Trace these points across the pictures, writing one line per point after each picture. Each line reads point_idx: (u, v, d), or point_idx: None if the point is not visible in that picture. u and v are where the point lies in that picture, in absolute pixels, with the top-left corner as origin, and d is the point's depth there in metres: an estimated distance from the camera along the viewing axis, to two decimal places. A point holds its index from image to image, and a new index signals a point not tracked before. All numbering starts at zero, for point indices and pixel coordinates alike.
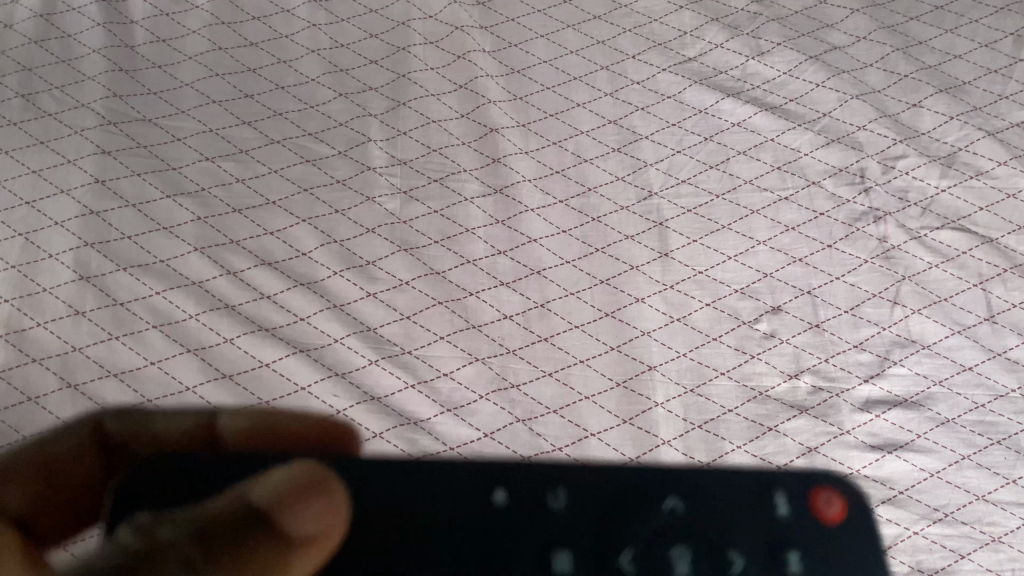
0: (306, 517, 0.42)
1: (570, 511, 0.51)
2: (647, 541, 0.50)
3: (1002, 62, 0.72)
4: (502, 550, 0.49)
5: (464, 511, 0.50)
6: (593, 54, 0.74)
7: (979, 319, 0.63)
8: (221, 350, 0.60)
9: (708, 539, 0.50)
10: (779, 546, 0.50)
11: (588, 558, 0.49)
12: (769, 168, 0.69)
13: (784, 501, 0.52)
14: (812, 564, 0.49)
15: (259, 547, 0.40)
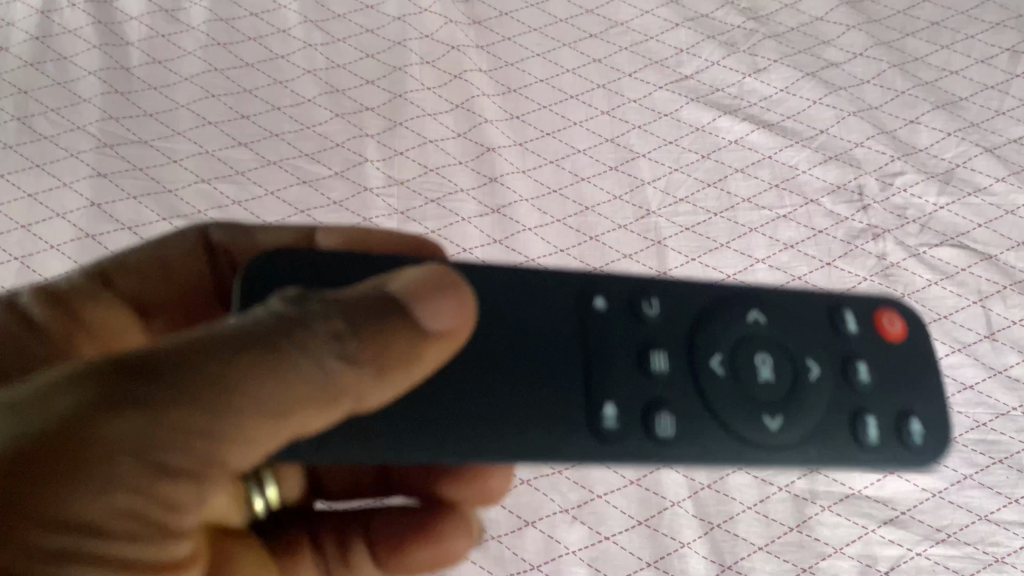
0: (447, 313, 0.29)
1: (666, 319, 0.34)
2: (743, 345, 0.34)
3: (998, 77, 0.71)
4: (570, 361, 0.33)
5: (549, 316, 0.34)
6: (590, 71, 0.74)
7: (979, 336, 0.62)
8: None
9: (801, 339, 0.34)
10: (853, 352, 0.35)
11: (689, 356, 0.33)
12: (766, 186, 0.68)
13: (852, 317, 0.35)
14: (884, 380, 0.34)
15: (398, 342, 0.28)
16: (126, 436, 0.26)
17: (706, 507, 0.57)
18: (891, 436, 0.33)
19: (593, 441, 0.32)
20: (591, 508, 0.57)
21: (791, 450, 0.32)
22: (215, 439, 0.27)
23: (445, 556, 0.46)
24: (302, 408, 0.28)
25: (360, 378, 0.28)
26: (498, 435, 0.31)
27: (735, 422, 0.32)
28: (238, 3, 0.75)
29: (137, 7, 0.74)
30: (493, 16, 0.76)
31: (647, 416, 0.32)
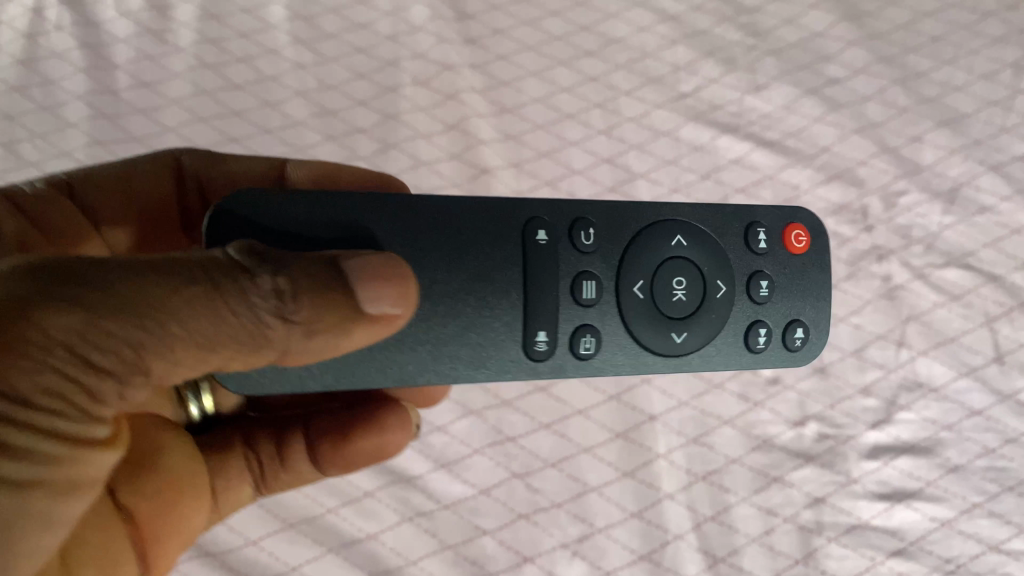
0: (389, 299, 0.30)
1: (601, 249, 0.38)
2: (664, 269, 0.39)
3: (1001, 94, 0.70)
4: (509, 285, 0.37)
5: (493, 242, 0.37)
6: (586, 89, 0.73)
7: (987, 359, 0.61)
8: None
9: (714, 262, 0.39)
10: (758, 266, 0.40)
11: (616, 280, 0.38)
12: (768, 207, 0.67)
13: (763, 234, 0.41)
14: (781, 292, 0.40)
15: (342, 310, 0.29)
16: (64, 328, 0.25)
17: (710, 539, 0.56)
18: (779, 336, 0.40)
19: (529, 367, 0.37)
20: (592, 543, 0.56)
21: (696, 359, 0.39)
22: (143, 345, 0.26)
23: (381, 449, 0.49)
24: (236, 345, 0.28)
25: (292, 336, 0.28)
26: (430, 342, 0.35)
27: (648, 339, 0.38)
28: (226, 23, 0.74)
29: (123, 29, 0.73)
30: (487, 34, 0.74)
31: (576, 340, 0.37)
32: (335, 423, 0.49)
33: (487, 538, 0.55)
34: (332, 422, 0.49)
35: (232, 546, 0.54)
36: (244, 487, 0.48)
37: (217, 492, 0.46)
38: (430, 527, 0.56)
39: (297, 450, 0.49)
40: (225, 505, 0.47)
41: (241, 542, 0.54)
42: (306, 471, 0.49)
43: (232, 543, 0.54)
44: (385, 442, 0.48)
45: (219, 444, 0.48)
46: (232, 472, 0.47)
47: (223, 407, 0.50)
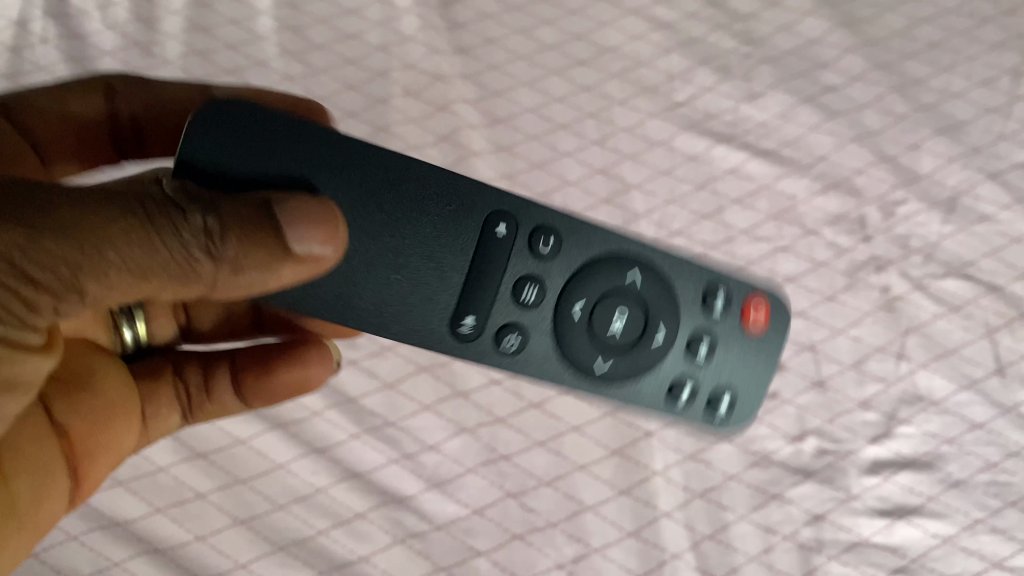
0: (317, 241, 0.34)
1: (560, 260, 0.42)
2: (613, 300, 0.41)
3: (1000, 100, 0.69)
4: (453, 267, 0.40)
5: (445, 214, 0.40)
6: (579, 99, 0.72)
7: (988, 372, 0.60)
8: (197, 426, 0.57)
9: (663, 308, 0.42)
10: (706, 325, 0.43)
11: (563, 296, 0.41)
12: (764, 218, 0.66)
13: (720, 301, 0.43)
14: (720, 359, 0.43)
15: (268, 254, 0.33)
16: (11, 250, 0.30)
17: (708, 558, 0.55)
18: (700, 402, 0.43)
19: (453, 342, 0.41)
20: (588, 564, 0.54)
21: (616, 388, 0.42)
22: (81, 269, 0.31)
23: (302, 383, 0.52)
24: (166, 274, 0.32)
25: (220, 274, 0.33)
26: (359, 289, 0.40)
27: (573, 354, 0.42)
28: (214, 35, 0.73)
29: (110, 43, 0.72)
30: (478, 44, 0.74)
31: (502, 333, 0.41)
32: (259, 356, 0.51)
33: (481, 560, 0.54)
34: (257, 355, 0.52)
35: (221, 570, 0.53)
36: (173, 416, 0.51)
37: (148, 421, 0.49)
38: (422, 549, 0.54)
39: (223, 384, 0.52)
40: (153, 431, 0.50)
41: (231, 567, 0.53)
42: (232, 402, 0.52)
43: (221, 568, 0.53)
44: (305, 378, 0.51)
45: (149, 371, 0.50)
46: (162, 400, 0.50)
47: (155, 333, 0.52)
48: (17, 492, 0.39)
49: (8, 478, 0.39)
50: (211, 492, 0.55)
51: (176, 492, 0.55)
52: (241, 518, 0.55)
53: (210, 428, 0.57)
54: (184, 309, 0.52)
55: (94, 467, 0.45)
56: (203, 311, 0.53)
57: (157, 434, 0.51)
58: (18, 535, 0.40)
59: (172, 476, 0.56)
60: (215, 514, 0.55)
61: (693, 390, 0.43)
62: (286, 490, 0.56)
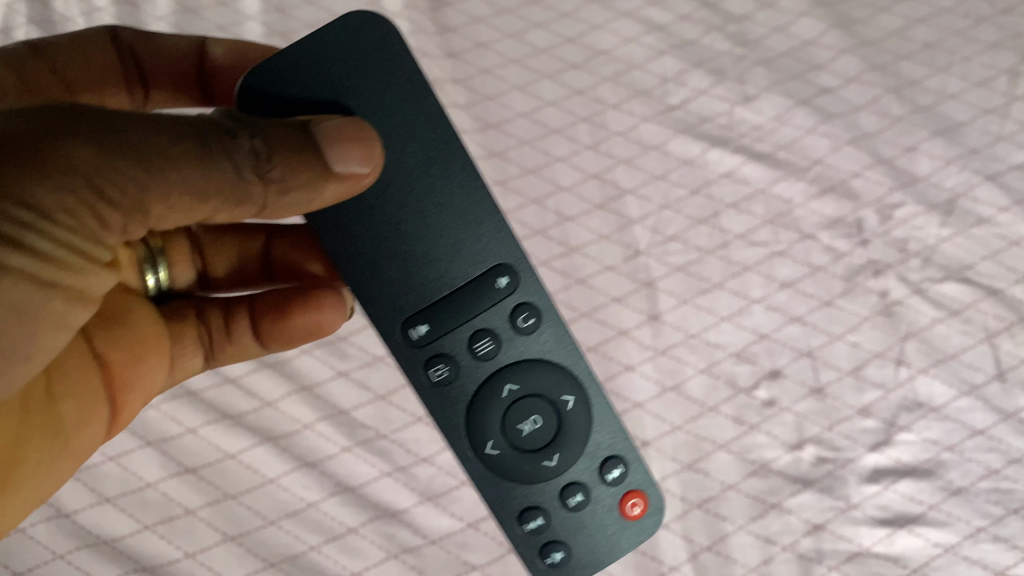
0: (355, 160, 0.40)
1: (534, 340, 0.47)
2: (534, 403, 0.47)
3: (997, 101, 0.69)
4: (437, 282, 0.46)
5: (462, 230, 0.46)
6: (572, 103, 0.71)
7: (988, 377, 0.59)
8: (185, 440, 0.56)
9: (572, 438, 0.47)
10: (589, 485, 0.47)
11: (500, 373, 0.47)
12: (760, 222, 0.65)
13: (615, 472, 0.48)
14: (580, 516, 0.47)
15: (309, 173, 0.39)
16: (86, 160, 0.35)
17: (707, 570, 0.55)
18: (539, 532, 0.47)
19: (399, 342, 0.46)
20: None
21: (491, 470, 0.47)
22: (146, 185, 0.36)
23: (319, 325, 0.53)
24: (221, 197, 0.38)
25: (269, 192, 0.39)
26: (364, 257, 0.45)
27: (475, 418, 0.47)
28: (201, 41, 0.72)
29: None
30: (469, 48, 0.73)
31: (436, 362, 0.46)
32: (277, 299, 0.53)
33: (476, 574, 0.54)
34: (274, 299, 0.53)
35: None
36: (196, 356, 0.53)
37: (174, 362, 0.52)
38: (417, 565, 0.54)
39: (242, 325, 0.54)
40: (180, 371, 0.53)
41: None
42: (252, 345, 0.54)
43: None
44: (322, 320, 0.53)
45: (175, 314, 0.53)
46: (187, 341, 0.53)
47: (175, 281, 0.55)
48: (62, 412, 0.44)
49: (56, 399, 0.44)
50: (200, 508, 0.54)
51: (164, 508, 0.54)
52: (231, 535, 0.54)
53: (198, 442, 0.56)
54: (200, 255, 0.56)
55: (130, 400, 0.48)
56: (217, 258, 0.56)
57: (182, 375, 0.53)
58: (64, 458, 0.45)
59: (158, 491, 0.55)
60: (204, 531, 0.54)
61: (531, 521, 0.47)
62: (276, 506, 0.55)
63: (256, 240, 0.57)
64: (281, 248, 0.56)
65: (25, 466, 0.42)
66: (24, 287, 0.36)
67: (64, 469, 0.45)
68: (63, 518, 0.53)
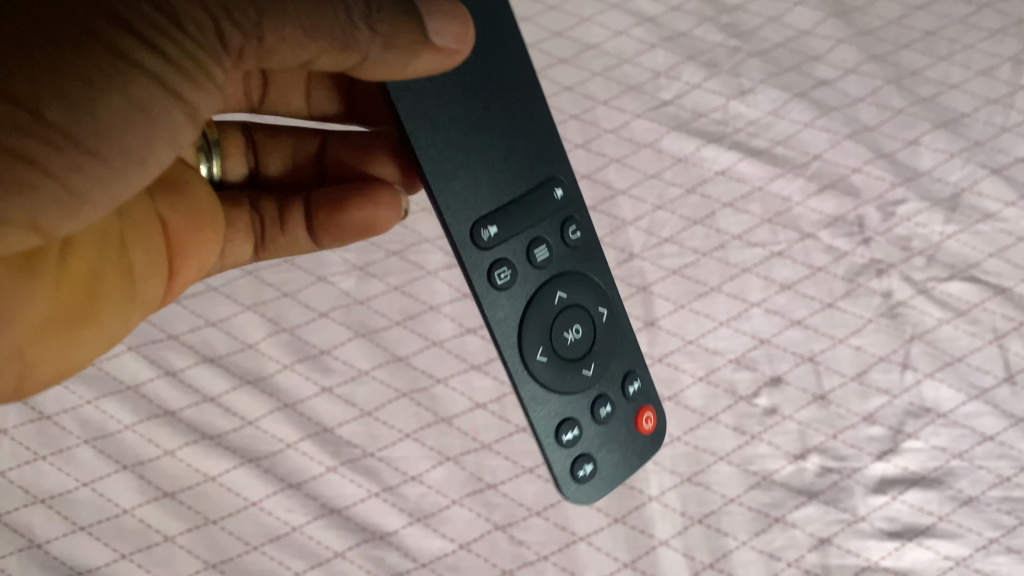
0: (451, 35, 0.36)
1: (577, 254, 0.46)
2: (572, 314, 0.45)
3: (1001, 91, 0.66)
4: (504, 190, 0.43)
5: (530, 145, 0.44)
6: (561, 99, 0.68)
7: (997, 380, 0.57)
8: (163, 463, 0.54)
9: (603, 351, 0.46)
10: (613, 397, 0.46)
11: (550, 280, 0.44)
12: (758, 221, 0.63)
13: (635, 385, 0.46)
14: (608, 430, 0.45)
15: (407, 36, 0.35)
16: None
17: None
18: (574, 446, 0.44)
19: (468, 246, 0.42)
20: None
21: (534, 379, 0.43)
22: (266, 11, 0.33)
23: (374, 221, 0.50)
24: (328, 40, 0.35)
25: (374, 46, 0.35)
26: (437, 135, 0.41)
27: (524, 327, 0.43)
28: None
29: None
30: None
31: (499, 268, 0.43)
32: (333, 193, 0.50)
33: None
34: (331, 193, 0.50)
35: None
36: (245, 245, 0.52)
37: (226, 245, 0.51)
38: None
39: (294, 216, 0.51)
40: (231, 256, 0.52)
41: None
42: (304, 239, 0.52)
43: None
44: (377, 215, 0.49)
45: (229, 200, 0.52)
46: (239, 227, 0.51)
47: (228, 174, 0.53)
48: (133, 262, 0.42)
49: (128, 244, 0.42)
50: (180, 534, 0.52)
51: (142, 536, 0.52)
52: (212, 563, 0.51)
53: (177, 465, 0.54)
54: (255, 152, 0.54)
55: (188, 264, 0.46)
56: (273, 158, 0.54)
57: (232, 261, 0.52)
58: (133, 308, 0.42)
59: (135, 518, 0.52)
60: (184, 558, 0.51)
61: (569, 433, 0.44)
62: (259, 531, 0.52)
63: (312, 141, 0.54)
64: (336, 149, 0.53)
65: (104, 301, 0.40)
66: (148, 85, 0.32)
67: (127, 321, 0.42)
68: (35, 548, 0.50)
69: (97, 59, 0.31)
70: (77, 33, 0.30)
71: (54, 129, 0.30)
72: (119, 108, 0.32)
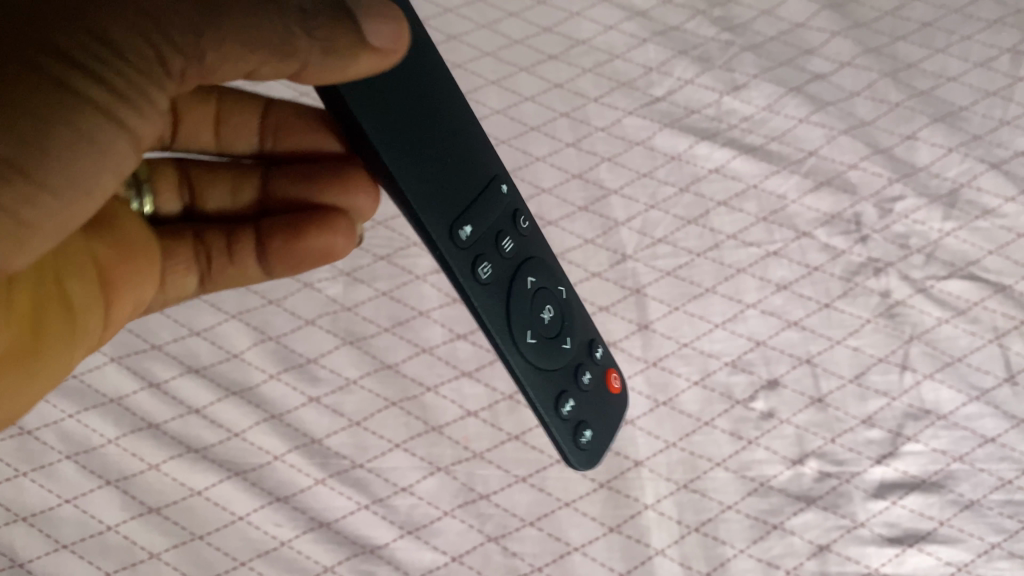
0: (388, 33, 0.35)
1: (529, 239, 0.46)
2: (544, 293, 0.45)
3: (1000, 83, 0.65)
4: (465, 186, 0.42)
5: (472, 143, 0.43)
6: (551, 97, 0.67)
7: (998, 380, 0.56)
8: (147, 477, 0.52)
9: (571, 323, 0.47)
10: (586, 363, 0.47)
11: (519, 266, 0.44)
12: (754, 220, 0.62)
13: (599, 349, 0.48)
14: (593, 396, 0.47)
15: (345, 38, 0.34)
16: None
17: None
18: (572, 419, 0.45)
19: (450, 248, 0.41)
20: None
21: (530, 364, 0.43)
22: (201, 32, 0.32)
23: (330, 250, 0.49)
24: (267, 50, 0.33)
25: (315, 52, 0.34)
26: (398, 146, 0.39)
27: (514, 312, 0.43)
28: None
29: None
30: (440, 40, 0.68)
31: (479, 263, 0.42)
32: (284, 221, 0.49)
33: None
34: (280, 222, 0.49)
35: None
36: (188, 277, 0.50)
37: (167, 277, 0.49)
38: None
39: (243, 247, 0.50)
40: (172, 289, 0.50)
41: None
42: (253, 268, 0.51)
43: None
44: (332, 244, 0.49)
45: (167, 236, 0.50)
46: (179, 260, 0.50)
47: (161, 208, 0.52)
48: (69, 290, 0.41)
49: (59, 277, 0.41)
50: (165, 551, 0.51)
51: (127, 553, 0.50)
52: None
53: (162, 479, 0.52)
54: (189, 186, 0.52)
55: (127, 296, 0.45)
56: (209, 189, 0.52)
57: (176, 294, 0.51)
58: (75, 343, 0.41)
59: (119, 535, 0.51)
60: None
61: (568, 407, 0.45)
62: (247, 546, 0.51)
63: (247, 175, 0.52)
64: (276, 179, 0.51)
65: (44, 337, 0.39)
66: (96, 118, 0.33)
67: (71, 356, 0.41)
68: (17, 568, 0.49)
69: (46, 98, 0.31)
70: (28, 74, 0.31)
71: (8, 165, 0.31)
72: (68, 141, 0.32)
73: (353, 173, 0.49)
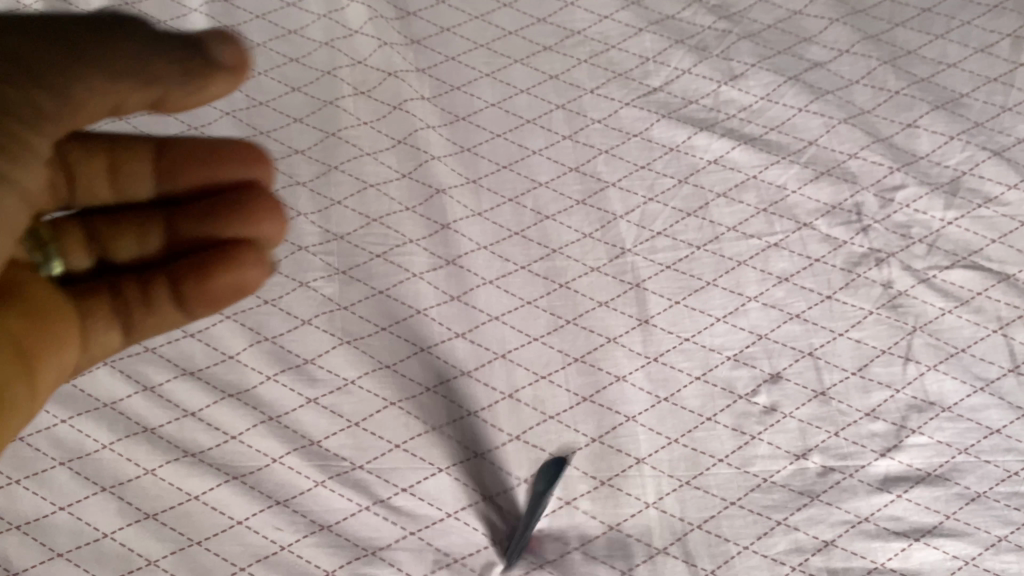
0: (229, 49, 0.39)
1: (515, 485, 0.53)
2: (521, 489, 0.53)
3: (1000, 68, 0.64)
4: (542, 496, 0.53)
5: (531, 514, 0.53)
6: (546, 90, 0.66)
7: (1002, 370, 0.55)
8: (143, 483, 0.52)
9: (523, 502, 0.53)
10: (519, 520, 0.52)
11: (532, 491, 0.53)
12: (753, 211, 0.61)
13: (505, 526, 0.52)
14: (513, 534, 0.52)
15: (194, 61, 0.37)
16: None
17: None
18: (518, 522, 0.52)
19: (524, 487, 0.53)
20: None
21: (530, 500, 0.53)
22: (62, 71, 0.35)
23: (244, 284, 0.47)
24: (129, 83, 0.37)
25: (177, 81, 0.37)
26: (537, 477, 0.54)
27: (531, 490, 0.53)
28: None
29: None
30: (433, 33, 0.67)
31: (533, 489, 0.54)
32: (198, 261, 0.46)
33: None
34: (197, 264, 0.46)
35: None
36: (112, 332, 0.46)
37: (88, 340, 0.45)
38: None
39: (163, 294, 0.46)
40: (98, 348, 0.46)
41: None
42: (176, 315, 0.47)
43: None
44: (247, 277, 0.47)
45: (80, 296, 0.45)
46: (99, 319, 0.45)
47: (67, 268, 0.46)
48: None
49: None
50: (163, 558, 0.50)
51: (124, 561, 0.50)
52: None
53: (158, 484, 0.52)
54: (91, 240, 0.47)
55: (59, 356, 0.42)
56: (112, 239, 0.47)
57: (98, 353, 0.46)
58: (18, 413, 0.40)
59: (116, 542, 0.50)
60: None
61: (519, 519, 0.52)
62: (246, 551, 0.50)
63: (149, 219, 0.47)
64: (184, 220, 0.47)
65: None
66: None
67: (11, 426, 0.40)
68: None
69: None
70: None
71: None
72: None
73: (262, 203, 0.47)
